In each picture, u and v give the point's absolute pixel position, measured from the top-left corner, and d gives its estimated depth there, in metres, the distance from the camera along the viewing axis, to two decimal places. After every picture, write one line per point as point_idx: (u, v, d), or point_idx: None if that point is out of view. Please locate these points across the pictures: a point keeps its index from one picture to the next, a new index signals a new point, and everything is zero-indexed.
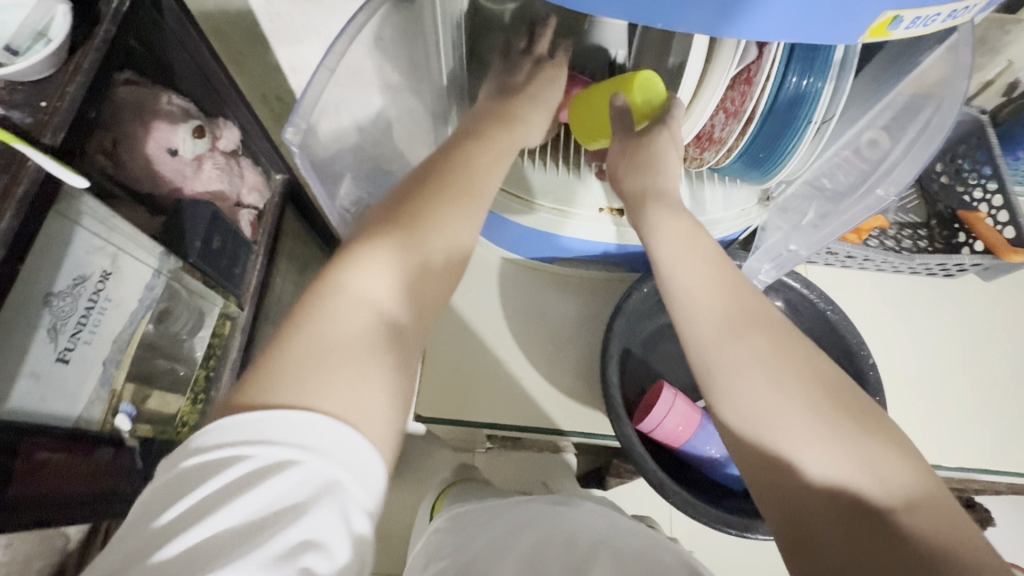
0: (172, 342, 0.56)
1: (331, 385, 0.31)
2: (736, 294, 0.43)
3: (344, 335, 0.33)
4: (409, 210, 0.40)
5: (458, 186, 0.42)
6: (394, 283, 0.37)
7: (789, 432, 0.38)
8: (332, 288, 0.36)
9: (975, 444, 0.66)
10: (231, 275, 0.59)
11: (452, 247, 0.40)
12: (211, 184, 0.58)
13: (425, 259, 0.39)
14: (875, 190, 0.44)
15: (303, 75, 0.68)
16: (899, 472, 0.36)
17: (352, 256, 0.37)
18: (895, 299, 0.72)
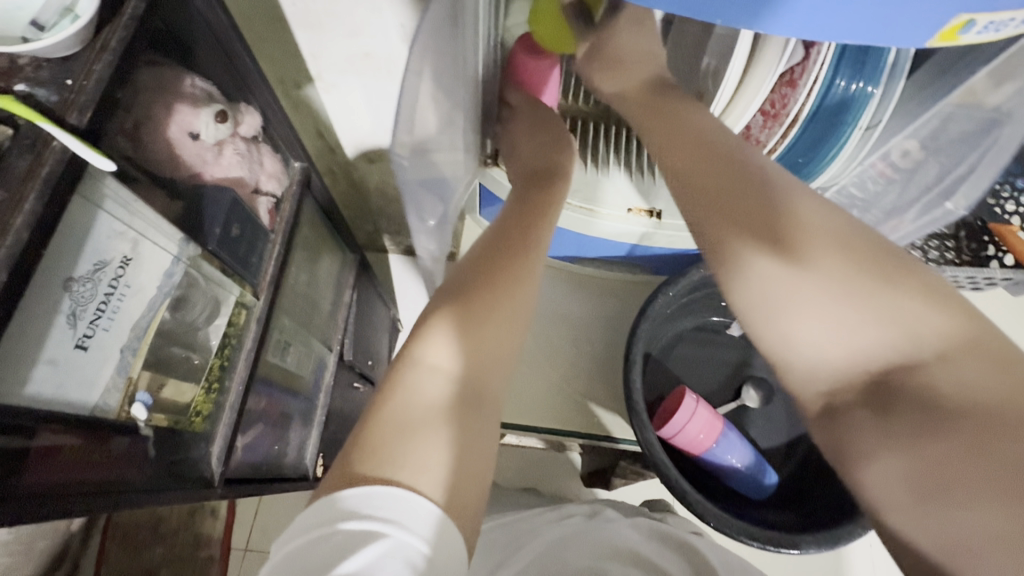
0: (186, 330, 0.55)
1: (423, 451, 0.34)
2: (737, 169, 0.43)
3: (425, 403, 0.38)
4: (470, 284, 0.44)
5: (515, 271, 0.46)
6: (462, 364, 0.40)
7: (812, 319, 0.40)
8: (407, 371, 0.39)
9: None
10: (248, 264, 0.59)
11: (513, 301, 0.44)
12: (231, 170, 0.57)
13: (486, 313, 0.43)
14: (945, 205, 0.50)
15: (323, 61, 0.67)
16: (926, 321, 0.38)
17: (424, 344, 0.41)
18: None
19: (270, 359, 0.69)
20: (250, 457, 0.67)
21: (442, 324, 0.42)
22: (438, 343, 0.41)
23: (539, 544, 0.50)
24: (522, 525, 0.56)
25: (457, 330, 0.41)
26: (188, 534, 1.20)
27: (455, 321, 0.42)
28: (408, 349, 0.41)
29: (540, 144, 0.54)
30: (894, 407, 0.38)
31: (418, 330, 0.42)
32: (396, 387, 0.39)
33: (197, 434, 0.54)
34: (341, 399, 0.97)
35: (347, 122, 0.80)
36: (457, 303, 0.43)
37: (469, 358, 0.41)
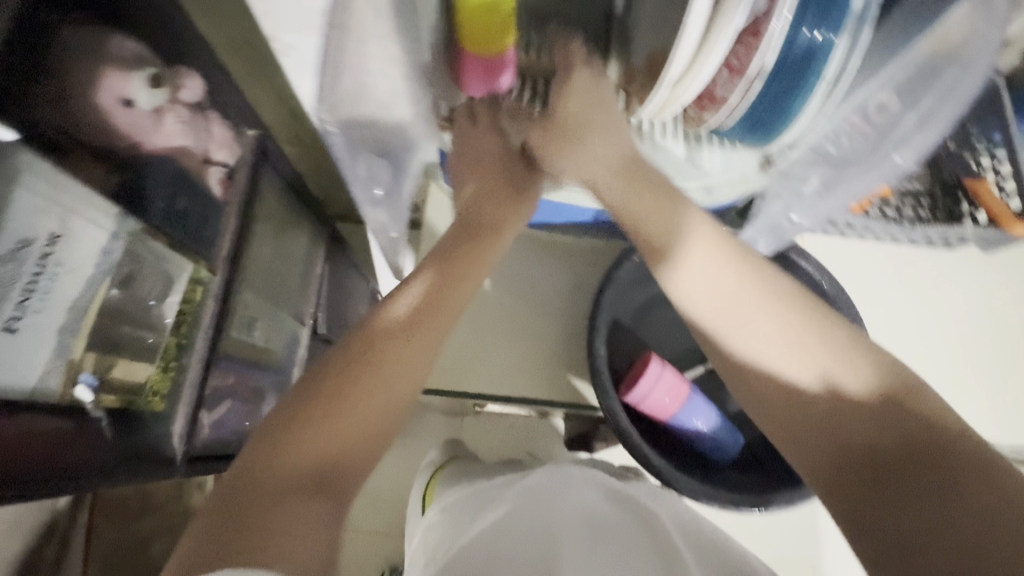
0: (140, 309, 0.53)
1: (274, 526, 0.37)
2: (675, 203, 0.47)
3: (283, 477, 0.40)
4: (362, 352, 0.46)
5: (428, 336, 0.48)
6: (327, 440, 0.43)
7: (695, 261, 0.45)
8: (299, 428, 0.42)
9: None
10: (201, 238, 0.57)
11: (405, 380, 0.47)
12: (173, 139, 0.53)
13: (375, 385, 0.45)
14: (893, 159, 0.45)
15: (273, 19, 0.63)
16: (862, 366, 0.40)
17: (314, 406, 0.43)
18: (897, 270, 0.71)
19: (235, 335, 0.68)
20: (220, 434, 0.66)
21: (352, 380, 0.45)
22: (328, 409, 0.43)
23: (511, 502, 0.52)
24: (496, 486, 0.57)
25: (349, 393, 0.44)
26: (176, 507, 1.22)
27: (339, 393, 0.44)
28: (303, 405, 0.43)
29: (487, 199, 0.55)
30: (851, 451, 0.39)
31: (301, 397, 0.45)
32: (283, 439, 0.42)
33: (154, 412, 0.53)
34: (317, 372, 0.97)
35: (307, 88, 0.76)
36: (365, 356, 0.46)
37: (349, 434, 0.44)
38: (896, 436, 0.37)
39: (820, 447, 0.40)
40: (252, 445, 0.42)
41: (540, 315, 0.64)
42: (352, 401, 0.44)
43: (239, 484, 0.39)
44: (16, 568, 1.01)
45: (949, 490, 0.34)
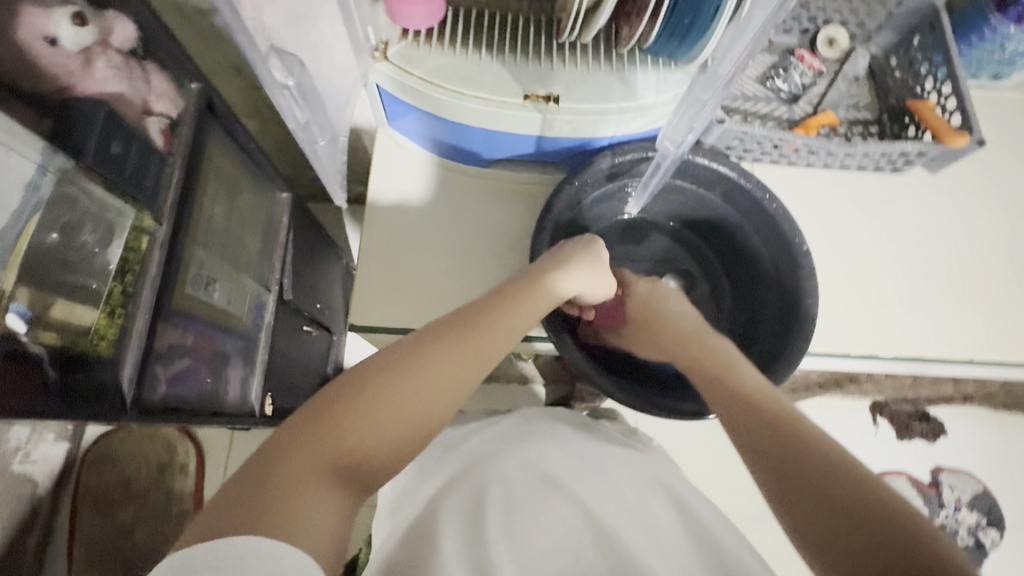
0: (83, 257, 0.54)
1: (297, 507, 0.37)
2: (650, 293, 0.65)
3: (310, 463, 0.39)
4: (405, 359, 0.46)
5: (484, 342, 0.49)
6: (353, 436, 0.42)
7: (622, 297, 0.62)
8: (351, 400, 0.43)
9: (912, 335, 0.68)
10: (144, 188, 0.56)
11: (432, 394, 0.45)
12: (106, 84, 0.54)
13: (404, 393, 0.44)
14: None
15: None
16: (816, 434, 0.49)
17: (368, 381, 0.44)
18: (848, 198, 0.71)
19: (188, 291, 0.68)
20: (178, 390, 0.66)
21: (410, 369, 0.45)
22: (386, 387, 0.44)
23: (467, 450, 0.58)
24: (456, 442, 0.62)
25: (403, 381, 0.45)
26: (160, 492, 1.21)
27: (376, 393, 0.43)
28: (372, 371, 0.45)
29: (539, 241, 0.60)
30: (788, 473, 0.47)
31: (340, 390, 0.44)
32: (333, 415, 0.42)
33: (102, 358, 0.52)
34: (289, 340, 0.97)
35: None
36: (428, 347, 0.47)
37: (397, 423, 0.43)
38: (822, 473, 0.45)
39: (761, 447, 0.50)
40: (305, 411, 0.43)
41: (492, 254, 0.66)
42: (374, 402, 0.43)
43: (264, 466, 0.39)
44: None
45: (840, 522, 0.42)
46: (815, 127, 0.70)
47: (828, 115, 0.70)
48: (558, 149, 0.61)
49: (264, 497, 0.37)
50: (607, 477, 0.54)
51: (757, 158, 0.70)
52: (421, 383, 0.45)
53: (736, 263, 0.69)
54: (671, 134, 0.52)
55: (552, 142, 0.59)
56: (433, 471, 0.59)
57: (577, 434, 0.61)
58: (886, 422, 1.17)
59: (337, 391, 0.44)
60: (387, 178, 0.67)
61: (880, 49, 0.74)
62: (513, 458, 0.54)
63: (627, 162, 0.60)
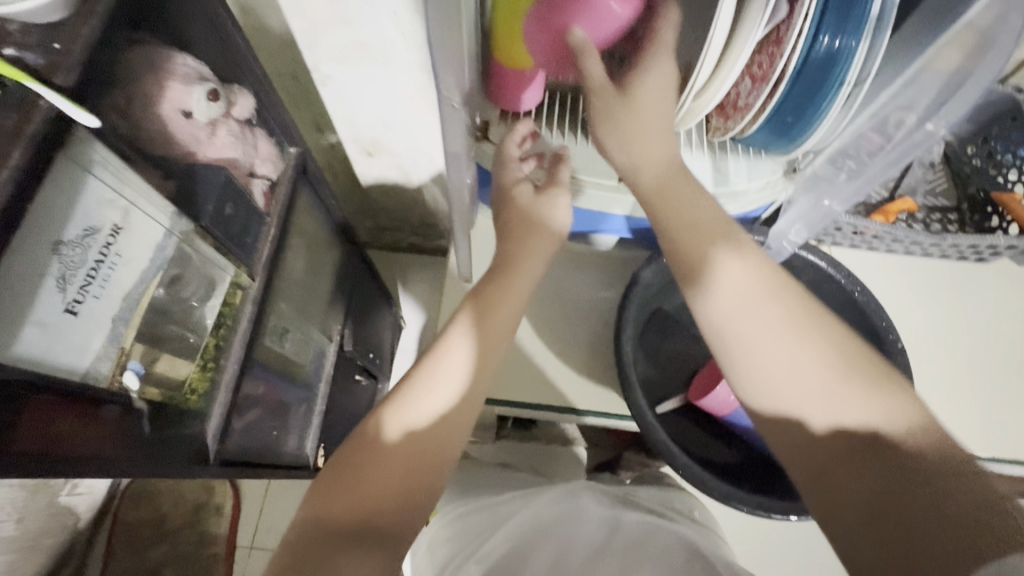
0: (183, 310, 0.56)
1: None
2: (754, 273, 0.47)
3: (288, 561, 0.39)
4: (359, 449, 0.45)
5: (424, 398, 0.48)
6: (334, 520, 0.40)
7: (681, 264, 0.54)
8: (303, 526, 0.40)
9: (1003, 434, 0.65)
10: (243, 244, 0.59)
11: (388, 465, 0.44)
12: (224, 150, 0.57)
13: (359, 473, 0.43)
14: (922, 127, 0.42)
15: (319, 52, 0.72)
16: (899, 420, 0.40)
17: (355, 446, 0.45)
18: (925, 283, 0.71)
19: (267, 343, 0.69)
20: (247, 440, 0.67)
21: (389, 414, 0.47)
22: (350, 477, 0.43)
23: (521, 517, 0.56)
24: (500, 507, 0.60)
25: (365, 462, 0.43)
26: (192, 532, 1.19)
27: (336, 486, 0.42)
28: (341, 465, 0.44)
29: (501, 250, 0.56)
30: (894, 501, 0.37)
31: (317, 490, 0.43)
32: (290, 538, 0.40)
33: (192, 411, 0.55)
34: (340, 389, 0.97)
35: (342, 116, 0.86)
36: (398, 399, 0.48)
37: (374, 494, 0.42)
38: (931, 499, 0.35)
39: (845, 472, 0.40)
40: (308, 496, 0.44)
41: (568, 322, 0.69)
42: (343, 492, 0.42)
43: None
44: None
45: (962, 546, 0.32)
46: (893, 213, 0.69)
47: (908, 201, 0.69)
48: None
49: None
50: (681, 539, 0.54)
51: (832, 240, 0.70)
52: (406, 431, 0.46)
53: None
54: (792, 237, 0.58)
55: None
56: (481, 518, 0.58)
57: (620, 506, 0.59)
58: None
59: (316, 494, 0.43)
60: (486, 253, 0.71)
61: (955, 136, 0.73)
62: (558, 536, 0.52)
63: None
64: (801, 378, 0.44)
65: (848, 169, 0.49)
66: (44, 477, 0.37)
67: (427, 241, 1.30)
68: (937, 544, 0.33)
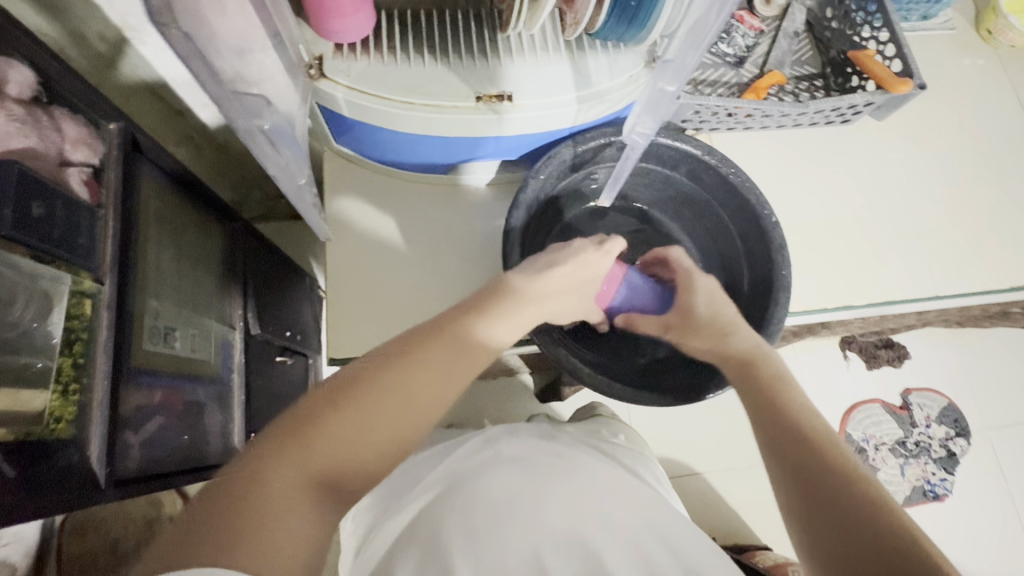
0: (20, 334, 0.50)
1: (271, 529, 0.38)
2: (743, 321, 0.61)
3: (277, 488, 0.40)
4: (360, 386, 0.45)
5: (432, 356, 0.49)
6: (326, 463, 0.42)
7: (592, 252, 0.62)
8: (296, 449, 0.41)
9: (877, 282, 0.71)
10: (77, 248, 0.52)
11: (391, 424, 0.45)
12: (11, 141, 0.49)
13: (364, 418, 0.44)
14: None
15: (117, 4, 0.61)
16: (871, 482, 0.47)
17: (284, 450, 0.41)
18: (799, 155, 0.74)
19: (147, 347, 0.63)
20: (154, 453, 0.62)
21: (397, 371, 0.47)
22: (351, 417, 0.44)
23: (436, 470, 0.58)
24: (416, 466, 0.62)
25: (364, 411, 0.44)
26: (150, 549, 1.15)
27: (342, 422, 0.43)
28: (340, 399, 0.44)
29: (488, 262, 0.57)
30: (797, 448, 0.50)
31: (313, 411, 0.44)
32: (294, 445, 0.42)
33: (62, 441, 0.49)
34: (263, 375, 0.93)
35: (178, 76, 0.75)
36: (411, 353, 0.48)
37: (373, 442, 0.44)
38: (840, 484, 0.47)
39: (806, 473, 0.48)
40: (192, 508, 0.39)
41: (466, 261, 0.66)
42: (344, 431, 0.43)
43: (231, 490, 0.39)
44: None
45: (840, 514, 0.45)
46: (764, 89, 0.70)
47: (775, 74, 0.69)
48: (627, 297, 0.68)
49: (229, 518, 0.37)
50: (596, 467, 0.56)
51: (713, 128, 0.70)
52: (334, 464, 0.42)
53: (709, 236, 0.70)
54: (641, 128, 0.53)
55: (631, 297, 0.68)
56: (401, 484, 0.59)
57: (545, 440, 0.60)
58: (853, 354, 1.14)
59: (312, 416, 0.43)
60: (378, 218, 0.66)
61: (814, 1, 0.74)
62: (471, 485, 0.52)
63: (590, 150, 0.59)
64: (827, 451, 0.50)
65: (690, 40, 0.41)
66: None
67: None
68: (847, 504, 0.45)
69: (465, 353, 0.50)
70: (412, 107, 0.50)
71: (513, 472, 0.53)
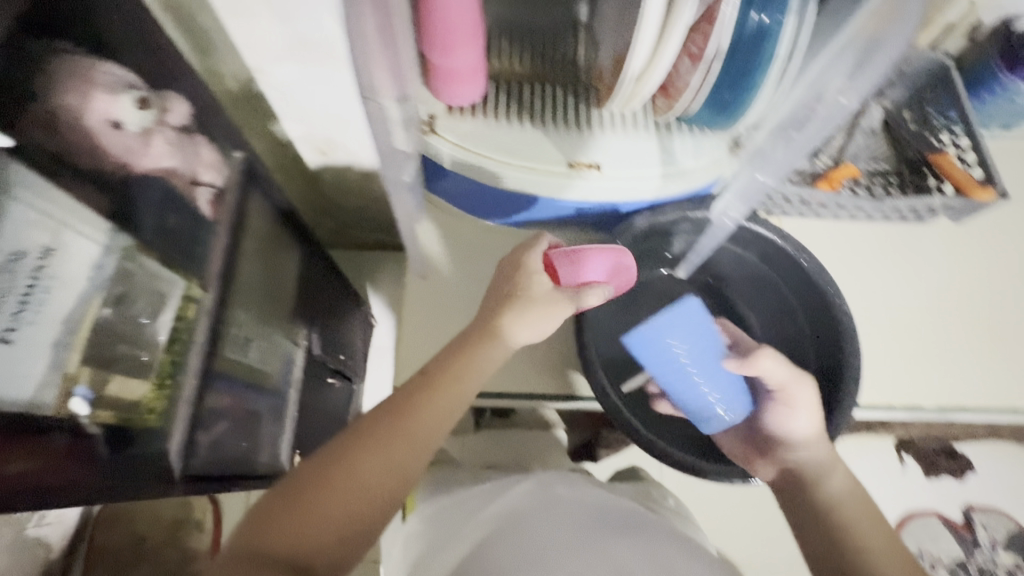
0: (133, 328, 0.56)
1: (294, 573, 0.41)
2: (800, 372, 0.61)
3: (292, 535, 0.43)
4: (360, 434, 0.48)
5: (426, 402, 0.50)
6: (336, 509, 0.45)
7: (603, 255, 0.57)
8: (303, 493, 0.44)
9: (946, 384, 0.69)
10: (192, 255, 0.58)
11: (391, 466, 0.47)
12: (162, 160, 0.55)
13: (364, 458, 0.47)
14: (834, 98, 0.42)
15: (257, 52, 0.70)
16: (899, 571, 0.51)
17: (294, 501, 0.44)
18: (871, 245, 0.74)
19: (227, 353, 0.68)
20: (216, 454, 0.65)
21: (396, 418, 0.49)
22: (351, 461, 0.46)
23: (493, 506, 0.58)
24: (466, 500, 0.62)
25: (364, 454, 0.47)
26: (172, 552, 1.16)
27: (346, 466, 0.46)
28: (343, 447, 0.47)
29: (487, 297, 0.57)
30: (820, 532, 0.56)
31: (319, 458, 0.47)
32: (303, 492, 0.45)
33: (150, 429, 0.52)
34: (314, 393, 0.97)
35: (292, 115, 0.85)
36: (406, 400, 0.50)
37: (376, 480, 0.46)
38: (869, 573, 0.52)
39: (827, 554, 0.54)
40: (227, 556, 0.42)
41: None
42: (349, 474, 0.46)
43: (252, 541, 0.43)
44: None
45: None
46: (837, 181, 0.71)
47: (849, 166, 0.71)
48: (662, 351, 0.56)
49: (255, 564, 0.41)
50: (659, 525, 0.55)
51: (784, 211, 0.73)
52: (342, 502, 0.45)
53: (774, 316, 0.70)
54: (731, 212, 0.59)
55: (706, 403, 0.60)
56: (455, 516, 0.60)
57: (600, 490, 0.61)
58: (911, 460, 0.97)
59: (319, 464, 0.46)
60: (454, 247, 0.71)
61: (894, 103, 0.74)
62: (526, 525, 0.53)
63: (666, 221, 0.62)
64: (809, 447, 0.60)
65: (786, 139, 0.48)
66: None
67: (393, 237, 1.29)
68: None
69: (457, 391, 0.51)
70: (511, 167, 0.55)
71: (576, 518, 0.53)
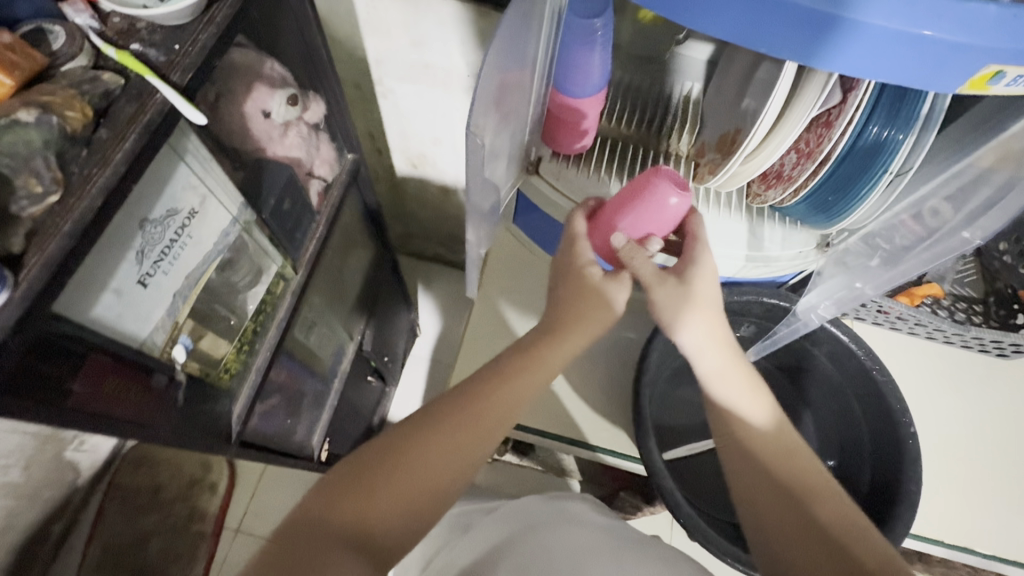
0: (229, 291, 0.59)
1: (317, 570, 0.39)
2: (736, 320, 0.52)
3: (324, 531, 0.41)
4: (413, 431, 0.46)
5: (485, 401, 0.48)
6: (376, 505, 0.43)
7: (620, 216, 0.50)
8: (351, 487, 0.43)
9: (1003, 530, 0.65)
10: (293, 238, 0.64)
11: (440, 464, 0.45)
12: (291, 150, 0.61)
13: (407, 455, 0.45)
14: (960, 233, 0.43)
15: (385, 67, 0.77)
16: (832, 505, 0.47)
17: (337, 496, 0.43)
18: (942, 369, 0.73)
19: (295, 332, 0.72)
20: (264, 424, 0.69)
21: (449, 417, 0.47)
22: (405, 458, 0.45)
23: (505, 510, 0.63)
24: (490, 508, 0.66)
25: (418, 448, 0.45)
26: (183, 507, 1.19)
27: (394, 465, 0.44)
28: (396, 441, 0.46)
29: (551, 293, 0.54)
30: (787, 512, 0.47)
31: (361, 456, 0.45)
32: (350, 489, 0.43)
33: (224, 389, 0.58)
34: (353, 387, 1.00)
35: (397, 128, 0.91)
36: (462, 399, 0.48)
37: (426, 477, 0.45)
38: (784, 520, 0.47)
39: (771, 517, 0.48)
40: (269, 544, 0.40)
41: (588, 356, 0.69)
42: (399, 472, 0.44)
43: (299, 529, 0.41)
44: (24, 539, 1.01)
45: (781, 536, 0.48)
46: (918, 297, 0.70)
47: (933, 286, 0.70)
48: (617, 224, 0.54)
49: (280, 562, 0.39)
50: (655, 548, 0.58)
51: (858, 315, 0.73)
52: (386, 498, 0.43)
53: (833, 418, 0.69)
54: (820, 310, 0.58)
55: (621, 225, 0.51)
56: (474, 524, 0.63)
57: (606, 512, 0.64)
58: None
59: (364, 459, 0.45)
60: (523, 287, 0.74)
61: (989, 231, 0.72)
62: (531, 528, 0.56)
63: (741, 302, 0.62)
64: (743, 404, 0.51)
65: (881, 252, 0.51)
66: (95, 432, 0.40)
67: (451, 253, 1.34)
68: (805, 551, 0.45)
69: (524, 389, 0.50)
70: None
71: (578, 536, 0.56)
